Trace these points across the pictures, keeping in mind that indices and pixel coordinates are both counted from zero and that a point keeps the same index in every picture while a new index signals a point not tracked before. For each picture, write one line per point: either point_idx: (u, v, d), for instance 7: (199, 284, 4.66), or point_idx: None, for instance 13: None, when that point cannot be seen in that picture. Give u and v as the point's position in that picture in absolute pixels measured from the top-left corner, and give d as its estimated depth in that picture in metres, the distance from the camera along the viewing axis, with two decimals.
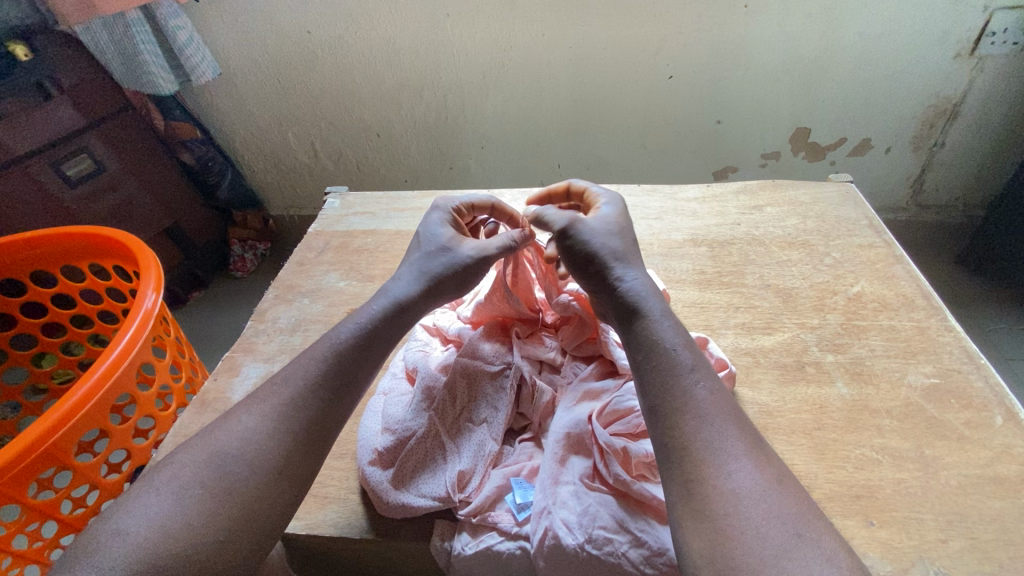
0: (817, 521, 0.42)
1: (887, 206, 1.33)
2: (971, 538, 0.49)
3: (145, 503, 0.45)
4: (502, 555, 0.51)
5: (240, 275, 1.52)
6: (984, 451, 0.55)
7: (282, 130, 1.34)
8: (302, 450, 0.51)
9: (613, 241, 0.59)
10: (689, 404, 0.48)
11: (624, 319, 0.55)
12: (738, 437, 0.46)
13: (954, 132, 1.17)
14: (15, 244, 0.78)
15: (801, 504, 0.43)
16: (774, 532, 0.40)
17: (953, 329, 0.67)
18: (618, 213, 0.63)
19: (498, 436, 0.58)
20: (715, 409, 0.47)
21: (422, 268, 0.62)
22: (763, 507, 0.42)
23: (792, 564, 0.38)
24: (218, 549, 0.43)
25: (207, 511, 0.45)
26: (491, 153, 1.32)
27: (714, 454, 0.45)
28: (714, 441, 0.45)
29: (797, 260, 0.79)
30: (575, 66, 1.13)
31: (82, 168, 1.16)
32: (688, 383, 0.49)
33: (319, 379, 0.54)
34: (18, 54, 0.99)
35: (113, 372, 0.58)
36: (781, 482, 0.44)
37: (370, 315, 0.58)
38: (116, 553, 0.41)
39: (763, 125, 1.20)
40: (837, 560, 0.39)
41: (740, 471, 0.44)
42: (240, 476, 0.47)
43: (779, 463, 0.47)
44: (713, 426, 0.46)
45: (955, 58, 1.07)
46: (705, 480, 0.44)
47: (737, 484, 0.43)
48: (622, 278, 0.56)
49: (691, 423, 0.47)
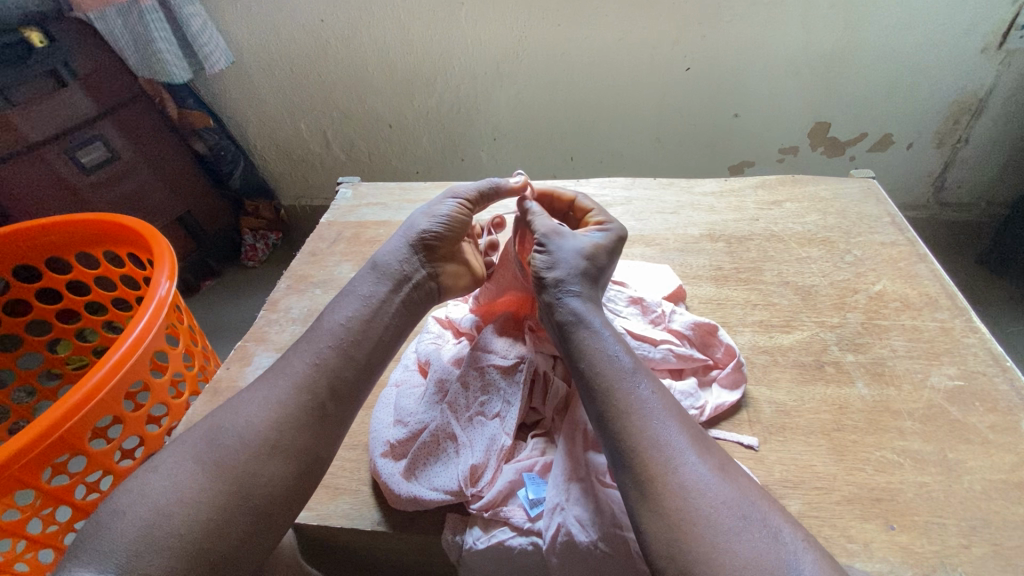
0: (762, 499, 0.42)
1: (907, 203, 1.30)
2: (994, 545, 0.48)
3: (141, 482, 0.45)
4: (514, 549, 0.51)
5: (251, 264, 1.52)
6: (1008, 457, 0.54)
7: (294, 120, 1.34)
8: (297, 425, 0.50)
9: (572, 255, 0.59)
10: (634, 406, 0.47)
11: (566, 330, 0.55)
12: (681, 429, 0.46)
13: (979, 128, 1.14)
14: (31, 230, 0.79)
15: (747, 486, 0.43)
16: (722, 518, 0.40)
17: (978, 330, 0.65)
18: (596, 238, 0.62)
19: (511, 431, 0.57)
20: (658, 406, 0.47)
21: (404, 228, 0.65)
22: (710, 495, 0.41)
23: (741, 547, 0.39)
24: (213, 528, 0.43)
25: (204, 490, 0.45)
26: (504, 145, 1.30)
27: (659, 451, 0.44)
28: (661, 437, 0.45)
29: (817, 257, 0.77)
30: (589, 57, 1.11)
31: (96, 156, 1.15)
32: (630, 385, 0.49)
33: (316, 356, 0.54)
34: (34, 40, 0.99)
35: (128, 359, 0.59)
36: (725, 468, 0.44)
37: (354, 281, 0.61)
38: (115, 534, 0.41)
39: (781, 119, 1.17)
40: (784, 537, 0.40)
41: (687, 464, 0.43)
42: (232, 453, 0.47)
43: (720, 448, 0.47)
44: (659, 422, 0.46)
45: (982, 51, 1.03)
46: (656, 478, 0.43)
47: (685, 477, 0.42)
48: (564, 296, 0.56)
49: (637, 423, 0.46)
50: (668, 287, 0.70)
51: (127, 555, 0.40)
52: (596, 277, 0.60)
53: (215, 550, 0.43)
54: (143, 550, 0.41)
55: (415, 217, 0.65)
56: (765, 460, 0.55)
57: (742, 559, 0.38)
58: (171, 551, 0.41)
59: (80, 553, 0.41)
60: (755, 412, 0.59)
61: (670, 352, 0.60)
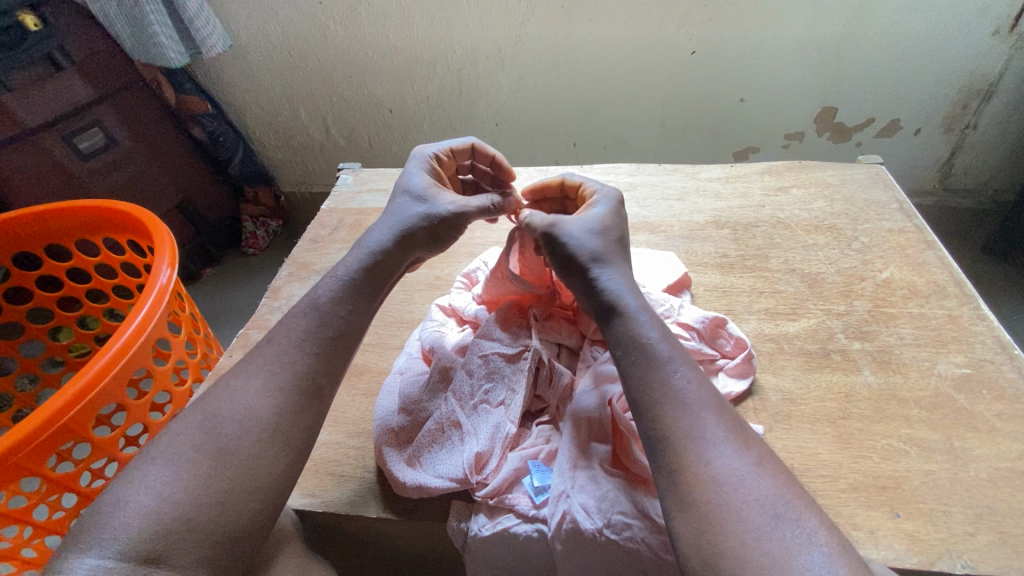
0: (797, 498, 0.41)
1: (914, 188, 1.29)
2: (1000, 532, 0.48)
3: (132, 481, 0.43)
4: (519, 536, 0.51)
5: (252, 252, 1.52)
6: (1015, 445, 0.54)
7: (293, 106, 1.32)
8: (298, 408, 0.50)
9: (599, 237, 0.58)
10: (670, 395, 0.46)
11: (605, 315, 0.53)
12: (720, 423, 0.45)
13: (987, 113, 1.13)
14: (29, 217, 0.78)
15: (783, 484, 0.42)
16: (754, 514, 0.40)
17: (986, 317, 0.65)
18: (613, 212, 0.61)
19: (515, 418, 0.56)
20: (694, 396, 0.46)
21: (396, 221, 0.62)
22: (743, 491, 0.41)
23: (771, 545, 0.38)
24: (220, 511, 0.44)
25: (207, 477, 0.44)
26: (506, 130, 1.29)
27: (694, 443, 0.44)
28: (696, 429, 0.44)
29: (824, 243, 0.76)
30: (593, 39, 1.08)
31: (94, 142, 1.14)
32: (667, 375, 0.48)
33: (309, 343, 0.53)
34: (28, 23, 0.97)
35: (129, 347, 0.58)
36: (762, 464, 0.43)
37: (349, 268, 0.58)
38: (118, 522, 0.41)
39: (787, 104, 1.16)
40: (819, 539, 0.39)
41: (721, 457, 0.43)
42: (234, 439, 0.47)
43: (762, 443, 0.45)
44: (693, 414, 0.45)
45: (993, 34, 1.01)
46: (687, 469, 0.43)
47: (717, 470, 0.42)
48: (602, 278, 0.54)
49: (671, 413, 0.46)
50: (673, 275, 0.69)
51: (132, 545, 0.40)
52: (625, 259, 0.59)
53: (223, 531, 0.43)
54: (148, 539, 0.41)
55: (409, 214, 0.62)
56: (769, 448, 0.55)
57: (771, 556, 0.38)
58: (177, 537, 0.41)
59: (77, 544, 0.40)
60: (762, 400, 0.59)
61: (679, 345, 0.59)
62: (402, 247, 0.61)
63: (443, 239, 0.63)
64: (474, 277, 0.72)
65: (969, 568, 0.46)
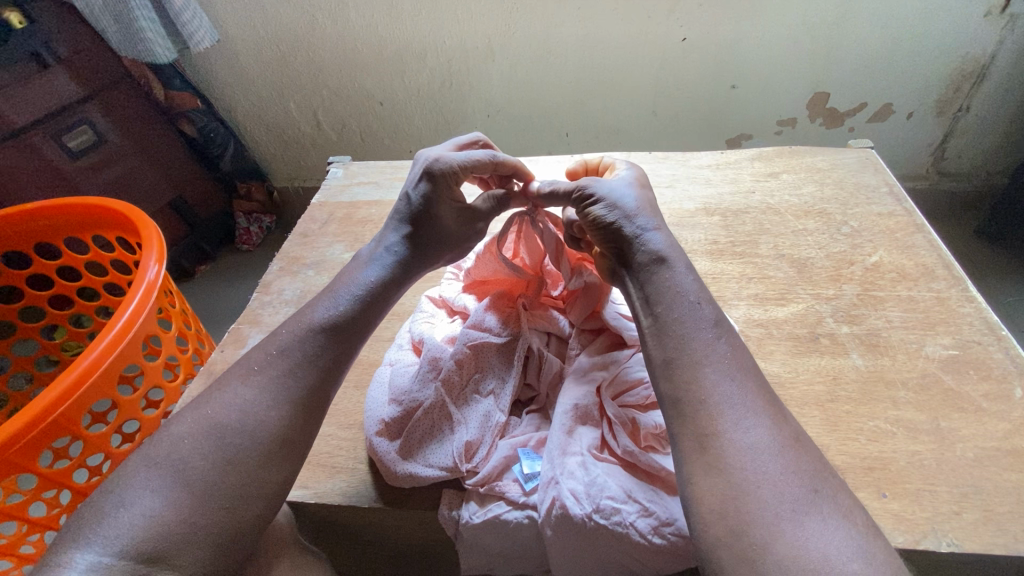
0: (831, 476, 0.41)
1: (906, 173, 1.29)
2: (986, 510, 0.49)
3: (134, 474, 0.44)
4: (509, 523, 0.51)
5: (246, 248, 1.52)
6: (1001, 424, 0.54)
7: (283, 100, 1.32)
8: (305, 418, 0.51)
9: (638, 197, 0.57)
10: (710, 357, 0.46)
11: (645, 271, 0.52)
12: (757, 393, 0.45)
13: (980, 96, 1.12)
14: (16, 216, 0.77)
15: (816, 461, 0.42)
16: (792, 487, 0.40)
17: (974, 299, 0.65)
18: (646, 178, 0.62)
19: (505, 408, 0.57)
20: (734, 363, 0.46)
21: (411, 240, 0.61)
22: (780, 462, 0.41)
23: (807, 518, 0.38)
24: (226, 514, 0.44)
25: (223, 481, 0.45)
26: (498, 122, 1.28)
27: (732, 409, 0.43)
28: (733, 394, 0.44)
29: (813, 228, 0.76)
30: (583, 28, 1.08)
31: (83, 140, 1.14)
32: (708, 338, 0.47)
33: (304, 336, 0.53)
34: (13, 21, 0.97)
35: (118, 343, 0.58)
36: (797, 440, 0.43)
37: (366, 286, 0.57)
38: (121, 521, 0.42)
39: (780, 90, 1.15)
40: (854, 518, 0.39)
41: (757, 427, 0.42)
42: (248, 448, 0.47)
43: (793, 420, 0.45)
44: (732, 380, 0.45)
45: (985, 16, 1.01)
46: (722, 434, 0.42)
47: (754, 438, 0.42)
48: (643, 233, 0.53)
49: (710, 376, 0.45)
50: None
51: (136, 543, 0.41)
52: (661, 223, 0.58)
53: (224, 530, 0.44)
54: (149, 536, 0.41)
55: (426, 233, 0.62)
56: None
57: (805, 530, 0.37)
58: (175, 532, 0.42)
59: (75, 538, 0.41)
60: None
61: None
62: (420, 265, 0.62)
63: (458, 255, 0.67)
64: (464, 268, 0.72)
65: (954, 546, 0.46)
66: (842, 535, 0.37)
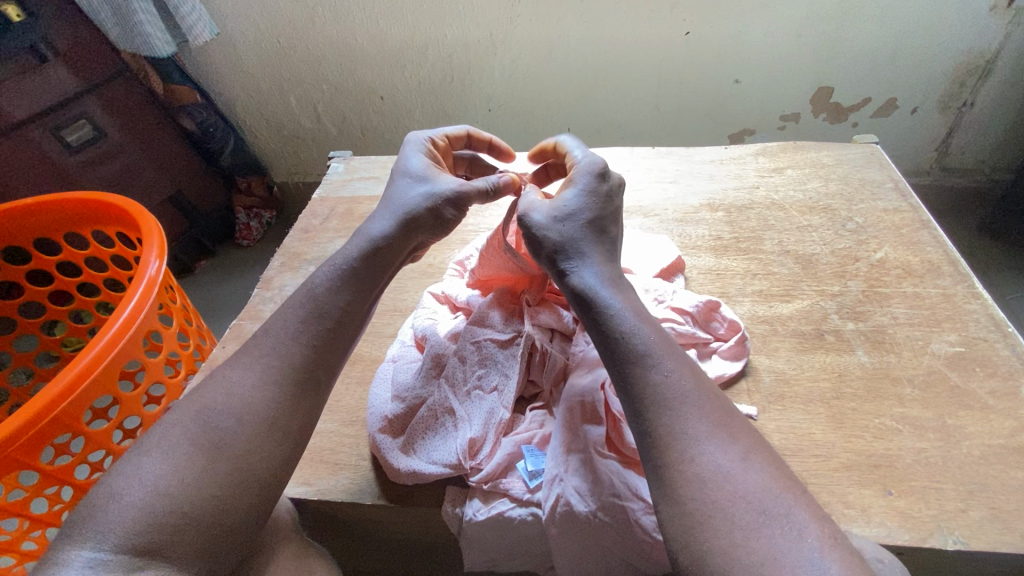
0: (789, 492, 0.39)
1: (910, 169, 1.28)
2: (992, 507, 0.48)
3: (129, 470, 0.44)
4: (513, 520, 0.51)
5: (246, 244, 1.51)
6: (1007, 422, 0.54)
7: (282, 94, 1.31)
8: (301, 412, 0.50)
9: (575, 216, 0.55)
10: (645, 393, 0.44)
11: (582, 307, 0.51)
12: (703, 416, 0.43)
13: (986, 91, 1.11)
14: (15, 211, 0.77)
15: (772, 477, 0.40)
16: (743, 512, 0.38)
17: (980, 295, 0.65)
18: (596, 181, 0.58)
19: (509, 404, 0.57)
20: (672, 394, 0.44)
21: (397, 208, 0.59)
22: (726, 490, 0.39)
23: (760, 544, 0.36)
24: (217, 505, 0.43)
25: (222, 480, 0.44)
26: (499, 116, 1.27)
27: (677, 439, 0.42)
28: (675, 425, 0.43)
29: (818, 225, 0.76)
30: (585, 20, 1.07)
31: (82, 134, 1.13)
32: (642, 372, 0.45)
33: (306, 333, 0.52)
34: (10, 14, 0.94)
35: (119, 340, 0.58)
36: (750, 456, 0.41)
37: (348, 255, 0.56)
38: (114, 517, 0.41)
39: (784, 84, 1.14)
40: (808, 534, 0.37)
41: (704, 454, 0.41)
42: (245, 446, 0.46)
43: (749, 431, 0.43)
44: (671, 409, 0.43)
45: (992, 10, 1.00)
46: (671, 465, 0.41)
47: (702, 467, 0.40)
48: (574, 264, 0.53)
49: (649, 411, 0.44)
50: (666, 259, 0.69)
51: (132, 539, 0.40)
52: (602, 238, 0.56)
53: (219, 522, 0.43)
54: (143, 534, 0.41)
55: (413, 199, 0.59)
56: (764, 428, 0.55)
57: (760, 555, 0.36)
58: (172, 531, 0.41)
59: (74, 535, 0.41)
60: (755, 381, 0.59)
61: (671, 330, 0.59)
62: (406, 234, 0.58)
63: (448, 220, 0.60)
64: (466, 265, 0.72)
65: (960, 544, 0.46)
66: (796, 560, 0.36)
